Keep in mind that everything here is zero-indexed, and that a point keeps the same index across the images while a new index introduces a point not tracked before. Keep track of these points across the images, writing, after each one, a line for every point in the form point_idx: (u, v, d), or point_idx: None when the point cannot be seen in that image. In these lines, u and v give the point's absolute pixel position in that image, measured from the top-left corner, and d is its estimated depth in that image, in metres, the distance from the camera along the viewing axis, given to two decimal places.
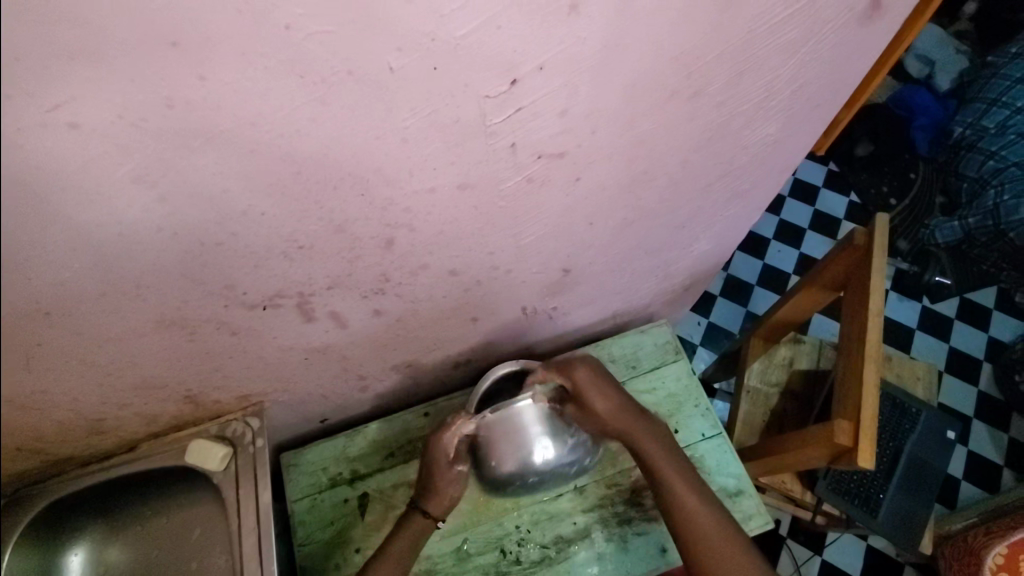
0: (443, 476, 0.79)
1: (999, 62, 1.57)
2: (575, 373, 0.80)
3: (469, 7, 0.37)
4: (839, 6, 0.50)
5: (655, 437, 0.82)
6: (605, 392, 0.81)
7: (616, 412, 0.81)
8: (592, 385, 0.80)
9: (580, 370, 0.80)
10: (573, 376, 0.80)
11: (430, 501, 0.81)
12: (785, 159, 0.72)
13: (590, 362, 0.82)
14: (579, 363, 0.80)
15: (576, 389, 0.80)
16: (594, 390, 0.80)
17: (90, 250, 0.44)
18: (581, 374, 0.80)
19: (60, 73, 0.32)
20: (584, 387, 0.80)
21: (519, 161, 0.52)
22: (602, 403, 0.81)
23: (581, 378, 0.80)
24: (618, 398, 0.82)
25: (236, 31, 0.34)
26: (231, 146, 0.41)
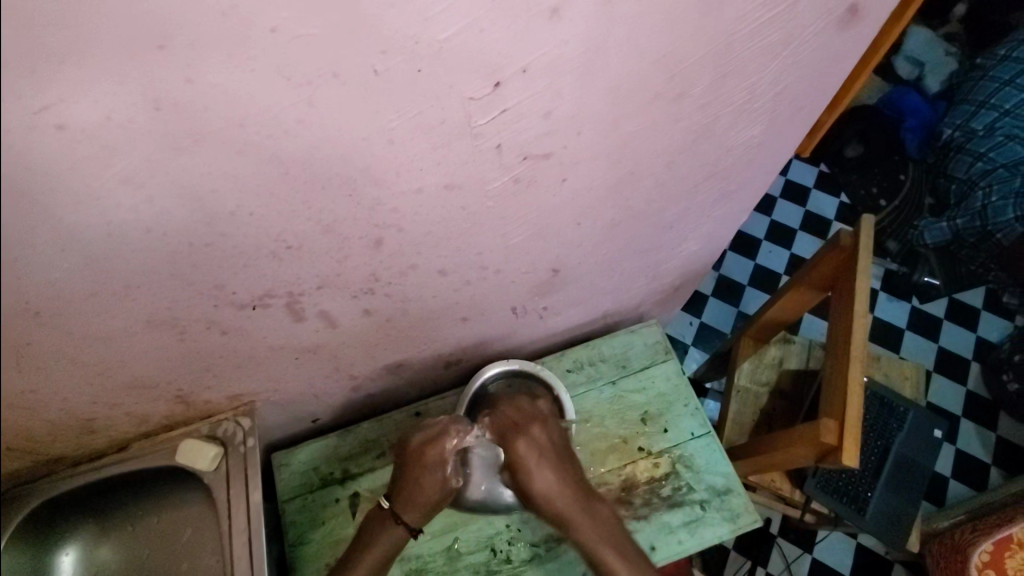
0: (428, 489, 0.76)
1: (988, 63, 1.59)
2: (513, 445, 0.78)
3: (453, 10, 0.38)
4: (818, 11, 0.51)
5: (601, 520, 0.75)
6: (546, 469, 0.76)
7: (557, 492, 0.75)
8: (532, 459, 0.77)
9: (519, 442, 0.77)
10: (509, 447, 0.78)
11: (409, 509, 0.76)
12: (770, 160, 0.73)
13: (538, 432, 0.79)
14: (520, 435, 0.78)
15: (512, 461, 0.77)
16: (532, 465, 0.76)
17: (79, 250, 0.44)
18: (519, 445, 0.77)
19: (47, 75, 0.33)
20: (521, 461, 0.76)
21: (505, 161, 0.53)
22: (539, 480, 0.76)
23: (519, 450, 0.77)
24: (560, 476, 0.76)
25: (222, 34, 0.34)
26: (218, 148, 0.41)
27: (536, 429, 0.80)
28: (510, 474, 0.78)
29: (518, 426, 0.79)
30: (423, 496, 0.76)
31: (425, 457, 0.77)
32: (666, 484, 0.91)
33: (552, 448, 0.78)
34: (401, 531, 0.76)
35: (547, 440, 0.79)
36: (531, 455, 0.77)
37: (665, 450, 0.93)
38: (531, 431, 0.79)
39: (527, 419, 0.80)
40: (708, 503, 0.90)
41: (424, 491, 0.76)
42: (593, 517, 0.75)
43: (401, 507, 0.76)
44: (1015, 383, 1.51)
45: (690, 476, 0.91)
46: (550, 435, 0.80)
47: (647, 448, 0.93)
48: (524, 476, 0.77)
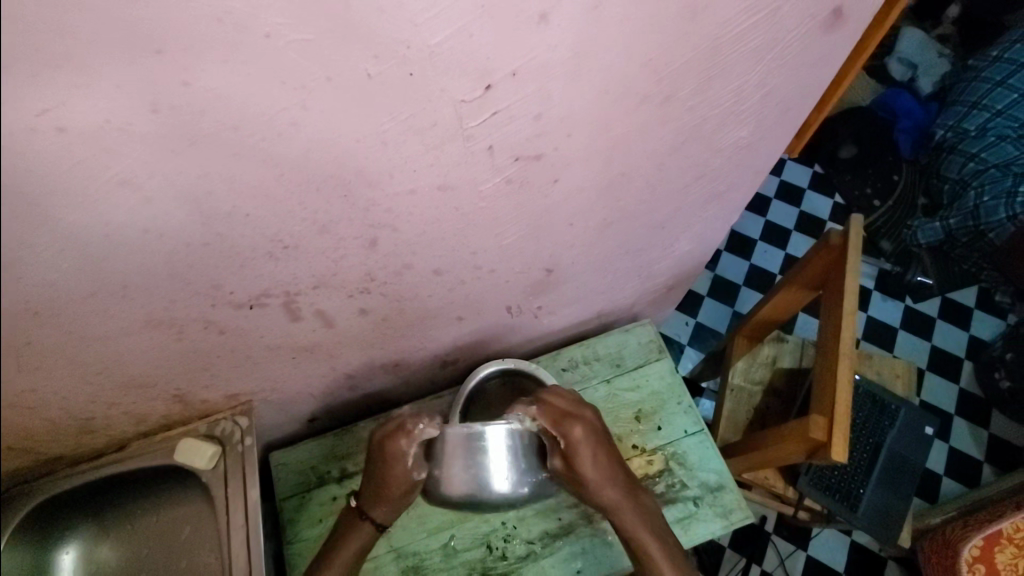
0: (394, 487, 0.75)
1: (980, 65, 1.61)
2: (571, 432, 0.73)
3: (442, 15, 0.39)
4: (801, 15, 0.52)
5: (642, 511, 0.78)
6: (598, 457, 0.75)
7: (606, 481, 0.76)
8: (587, 449, 0.74)
9: (576, 429, 0.73)
10: (565, 433, 0.73)
11: (375, 506, 0.77)
12: (759, 160, 0.74)
13: (589, 418, 0.76)
14: (577, 421, 0.74)
15: (568, 448, 0.74)
16: (587, 454, 0.74)
17: (78, 251, 0.45)
18: (577, 434, 0.73)
19: (47, 81, 0.34)
20: (578, 449, 0.74)
21: (497, 163, 0.54)
22: (593, 469, 0.75)
23: (576, 438, 0.73)
24: (610, 465, 0.77)
25: (218, 39, 0.35)
26: (215, 150, 0.42)
27: (587, 415, 0.76)
28: (560, 460, 0.75)
29: (571, 413, 0.74)
30: (389, 494, 0.75)
31: (387, 453, 0.73)
32: (659, 481, 0.92)
33: (604, 435, 0.76)
34: (368, 526, 0.78)
35: (599, 427, 0.76)
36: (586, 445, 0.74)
37: (659, 448, 0.94)
38: (584, 417, 0.75)
39: (576, 405, 0.76)
40: (701, 499, 0.91)
41: (389, 489, 0.75)
42: (637, 505, 0.78)
43: (368, 504, 0.77)
44: (1007, 381, 1.52)
45: (683, 473, 0.92)
46: (600, 421, 0.77)
47: (641, 446, 0.94)
48: (574, 466, 0.75)
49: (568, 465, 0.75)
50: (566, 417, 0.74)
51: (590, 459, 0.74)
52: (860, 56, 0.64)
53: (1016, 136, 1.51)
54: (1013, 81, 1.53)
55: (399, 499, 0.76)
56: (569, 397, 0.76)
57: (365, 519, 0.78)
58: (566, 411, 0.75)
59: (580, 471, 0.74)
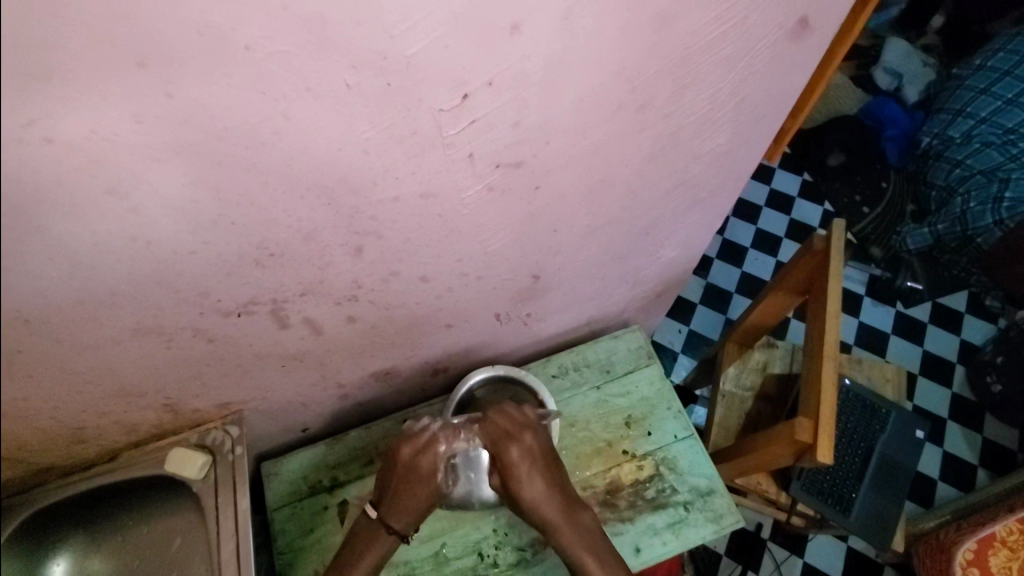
0: (422, 495, 0.77)
1: (964, 73, 1.65)
2: (507, 452, 0.77)
3: (417, 29, 0.41)
4: (769, 25, 0.54)
5: (586, 532, 0.76)
6: (535, 478, 0.77)
7: (543, 500, 0.76)
8: (523, 468, 0.77)
9: (512, 449, 0.77)
10: (503, 453, 0.77)
11: (399, 515, 0.77)
12: (738, 167, 0.76)
13: (529, 440, 0.79)
14: (512, 442, 0.77)
15: (503, 466, 0.77)
16: (522, 472, 0.77)
17: (66, 260, 0.46)
18: (512, 454, 0.77)
19: (33, 92, 0.35)
20: (512, 469, 0.77)
21: (478, 170, 0.56)
22: (528, 488, 0.76)
23: (511, 458, 0.77)
24: (548, 485, 0.77)
25: (199, 52, 0.37)
26: (198, 158, 0.43)
27: (527, 436, 0.79)
28: (500, 480, 0.78)
29: (510, 434, 0.78)
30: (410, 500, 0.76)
31: (416, 462, 0.77)
32: (650, 486, 0.92)
33: (543, 455, 0.78)
34: (392, 537, 0.77)
35: (539, 448, 0.79)
36: (523, 465, 0.77)
37: (649, 453, 0.94)
38: (523, 438, 0.79)
39: (521, 425, 0.79)
40: (691, 504, 0.91)
41: (411, 499, 0.77)
42: (575, 525, 0.76)
43: (393, 516, 0.77)
44: (999, 384, 1.53)
45: (674, 478, 0.93)
46: (540, 441, 0.79)
47: (631, 451, 0.94)
48: (513, 485, 0.76)
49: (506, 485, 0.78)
50: (506, 436, 0.78)
51: (527, 478, 0.76)
52: (831, 61, 0.65)
53: (1001, 142, 1.55)
54: (996, 88, 1.57)
55: (422, 509, 0.78)
56: (515, 418, 0.80)
57: (390, 532, 0.77)
58: (507, 432, 0.78)
59: (517, 492, 0.76)
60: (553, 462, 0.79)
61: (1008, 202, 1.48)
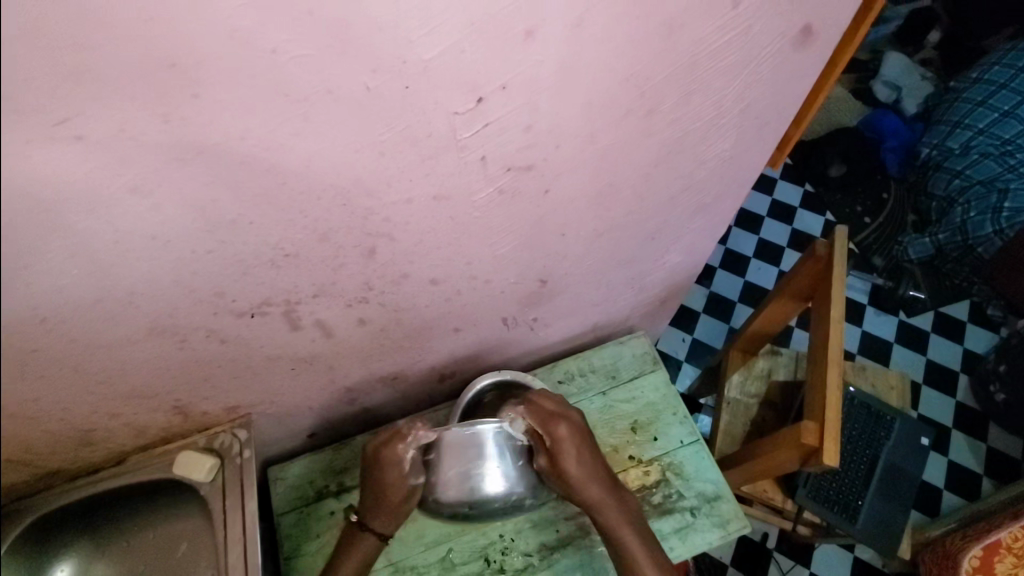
0: (391, 495, 0.75)
1: (962, 86, 1.68)
2: (557, 429, 0.77)
3: (435, 33, 0.42)
4: (772, 33, 0.56)
5: (627, 511, 0.79)
6: (583, 457, 0.78)
7: (591, 478, 0.78)
8: (572, 446, 0.77)
9: (563, 426, 0.77)
10: (551, 432, 0.76)
11: (376, 517, 0.77)
12: (742, 172, 0.77)
13: (575, 420, 0.79)
14: (563, 419, 0.77)
15: (553, 445, 0.76)
16: (571, 451, 0.77)
17: (87, 257, 0.47)
18: (563, 431, 0.77)
19: (67, 92, 0.37)
20: (563, 446, 0.76)
21: (489, 172, 0.57)
22: (577, 466, 0.77)
23: (562, 435, 0.77)
24: (595, 463, 0.79)
25: (225, 54, 0.38)
26: (220, 158, 0.45)
27: (572, 415, 0.79)
28: (545, 459, 0.77)
29: (557, 413, 0.78)
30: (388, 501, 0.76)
31: (381, 459, 0.75)
32: (656, 492, 0.92)
33: (587, 434, 0.79)
34: (370, 538, 0.78)
35: (584, 427, 0.80)
36: (571, 445, 0.77)
37: (655, 458, 0.94)
38: (569, 416, 0.79)
39: (561, 407, 0.79)
40: (698, 509, 0.91)
41: (387, 497, 0.76)
42: (620, 502, 0.79)
43: (371, 518, 0.77)
44: (1002, 394, 1.53)
45: (680, 484, 0.93)
46: (583, 421, 0.80)
47: (637, 456, 0.94)
48: (562, 465, 0.76)
49: (553, 464, 0.77)
50: (551, 416, 0.78)
51: (575, 456, 0.77)
52: (830, 73, 0.66)
53: (998, 153, 1.57)
54: (994, 100, 1.59)
55: (396, 507, 0.77)
56: (556, 400, 0.80)
57: (371, 533, 0.78)
58: (552, 411, 0.78)
59: (564, 469, 0.76)
60: (593, 443, 0.80)
61: (1007, 211, 1.51)
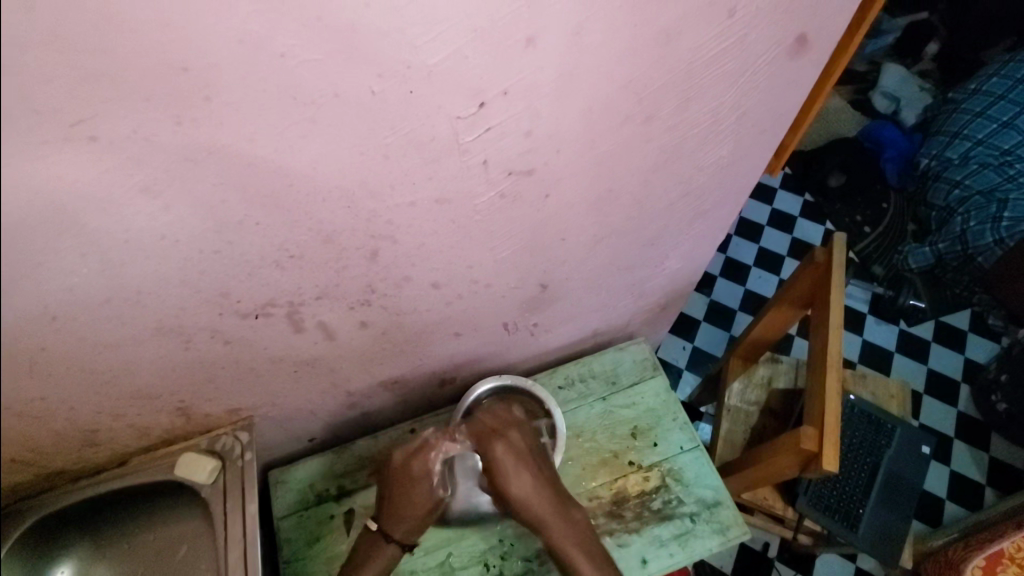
0: (417, 506, 0.76)
1: (959, 98, 1.70)
2: (492, 448, 0.77)
3: (438, 39, 0.43)
4: (769, 42, 0.57)
5: (576, 532, 0.76)
6: (524, 474, 0.77)
7: (533, 496, 0.76)
8: (510, 464, 0.77)
9: (496, 445, 0.77)
10: (486, 451, 0.77)
11: (397, 526, 0.77)
12: (740, 179, 0.79)
13: (513, 437, 0.79)
14: (496, 438, 0.77)
15: (488, 465, 0.77)
16: (509, 469, 0.76)
17: (97, 256, 0.48)
18: (496, 449, 0.77)
19: (83, 93, 0.38)
20: (496, 465, 0.76)
21: (491, 176, 0.58)
22: (516, 485, 0.76)
23: (496, 454, 0.77)
24: (536, 480, 0.77)
25: (237, 58, 0.39)
26: (229, 160, 0.46)
27: (512, 433, 0.80)
28: (488, 478, 0.78)
29: (495, 430, 0.79)
30: (413, 511, 0.77)
31: (410, 470, 0.77)
32: (656, 497, 0.92)
33: (528, 452, 0.78)
34: (392, 547, 0.77)
35: (524, 445, 0.79)
36: (508, 463, 0.77)
37: (655, 464, 0.94)
38: (506, 434, 0.79)
39: (502, 424, 0.80)
40: (698, 515, 0.91)
41: (412, 507, 0.76)
42: (565, 518, 0.76)
43: (396, 530, 0.77)
44: (1004, 403, 1.53)
45: (680, 489, 0.93)
46: (525, 439, 0.80)
47: (638, 462, 0.94)
48: (500, 483, 0.76)
49: (494, 484, 0.77)
50: (493, 433, 0.79)
51: (512, 474, 0.76)
52: (825, 84, 0.68)
53: (998, 163, 1.57)
54: (992, 112, 1.61)
55: (421, 518, 0.77)
56: (501, 418, 0.82)
57: (393, 545, 0.77)
58: (490, 429, 0.79)
59: (505, 487, 0.76)
60: (538, 462, 0.79)
61: (1006, 221, 1.49)
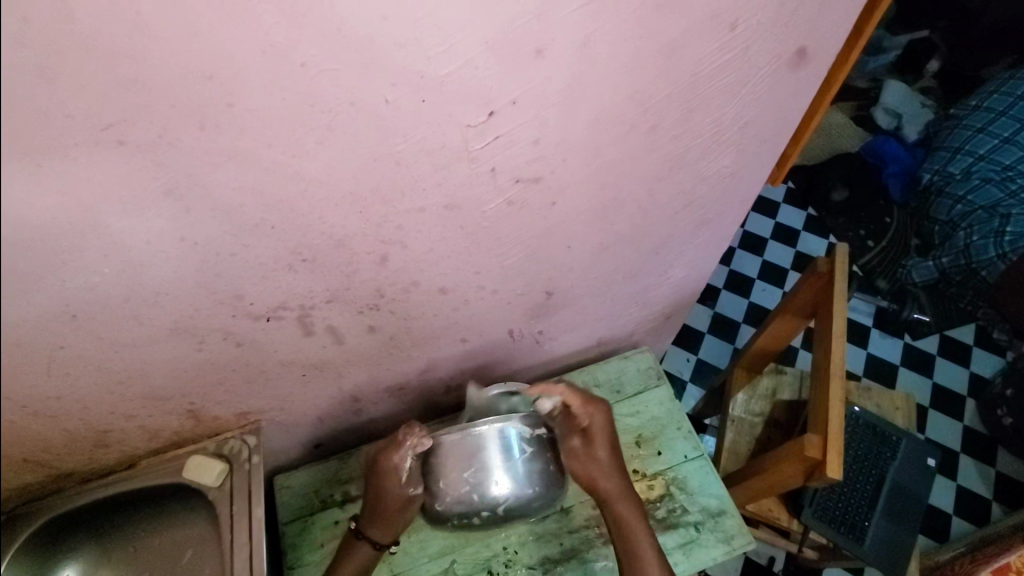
0: (388, 503, 0.78)
1: (961, 113, 1.72)
2: (596, 413, 0.84)
3: (451, 51, 0.45)
4: (769, 55, 0.59)
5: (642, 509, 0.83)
6: (614, 443, 0.85)
7: (617, 465, 0.84)
8: (607, 432, 0.85)
9: (602, 410, 0.85)
10: (587, 415, 0.84)
11: (371, 524, 0.80)
12: (743, 189, 0.80)
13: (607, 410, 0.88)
14: (603, 405, 0.86)
15: (591, 427, 0.83)
16: (606, 434, 0.84)
17: (118, 257, 0.50)
18: (602, 415, 0.85)
19: (114, 98, 0.40)
20: (600, 429, 0.84)
21: (499, 184, 0.60)
22: (608, 451, 0.83)
23: (600, 420, 0.84)
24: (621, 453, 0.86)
25: (261, 66, 0.41)
26: (249, 165, 0.48)
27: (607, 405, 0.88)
28: (581, 439, 0.83)
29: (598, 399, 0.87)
30: (383, 510, 0.79)
31: (377, 467, 0.78)
32: (660, 506, 0.92)
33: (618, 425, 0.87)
34: (366, 546, 0.80)
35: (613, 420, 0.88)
36: (605, 431, 0.84)
37: (659, 472, 0.94)
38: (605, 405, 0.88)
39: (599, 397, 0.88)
40: (702, 524, 0.91)
41: (382, 506, 0.78)
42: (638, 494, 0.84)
43: (373, 530, 0.80)
44: (1009, 417, 1.52)
45: (684, 498, 0.93)
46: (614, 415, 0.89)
47: (642, 470, 0.95)
48: (595, 446, 0.83)
49: (584, 446, 0.83)
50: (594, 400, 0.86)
51: (606, 442, 0.84)
52: (823, 99, 0.69)
53: (1000, 178, 1.57)
54: (993, 127, 1.62)
55: (393, 517, 0.79)
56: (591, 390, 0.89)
57: (375, 545, 0.80)
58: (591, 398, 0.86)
59: (597, 450, 0.83)
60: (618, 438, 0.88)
61: (1009, 234, 1.46)
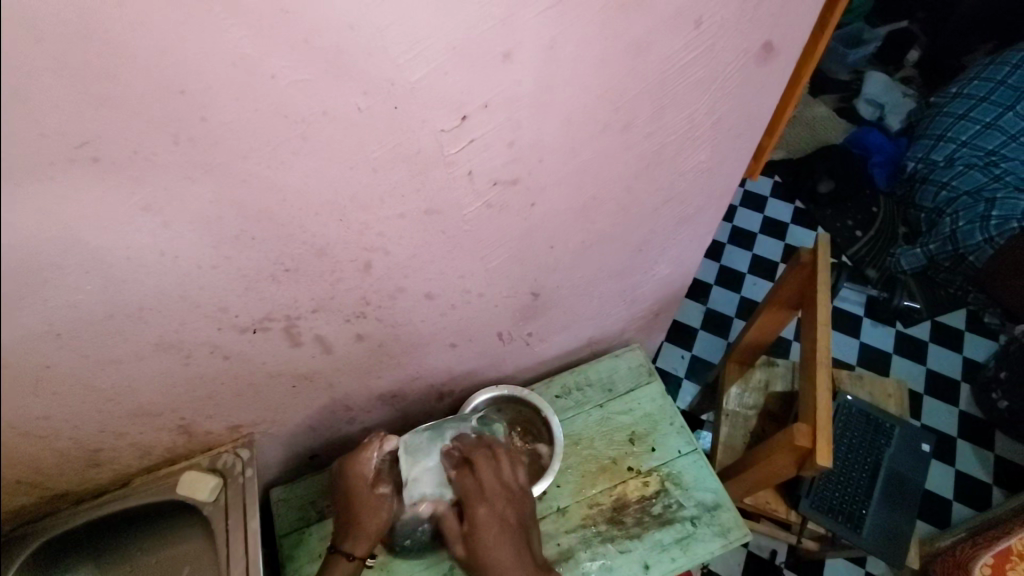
0: (364, 510, 0.78)
1: (942, 101, 1.75)
2: (475, 512, 0.75)
3: (419, 58, 0.46)
4: (736, 52, 0.60)
5: None
6: (504, 545, 0.73)
7: (507, 572, 0.71)
8: (490, 530, 0.74)
9: (479, 509, 0.75)
10: (470, 514, 0.75)
11: (348, 537, 0.77)
12: (722, 183, 0.81)
13: (498, 505, 0.76)
14: (482, 501, 0.75)
15: (468, 532, 0.75)
16: (488, 537, 0.73)
17: (99, 273, 0.51)
18: (479, 512, 0.75)
19: (88, 116, 0.40)
20: (478, 532, 0.74)
21: (477, 188, 0.60)
22: (493, 554, 0.73)
23: (479, 518, 0.75)
24: (517, 559, 0.73)
25: (230, 80, 0.42)
26: (226, 177, 0.48)
27: (498, 500, 0.77)
28: (465, 544, 0.75)
29: (483, 491, 0.76)
30: (359, 519, 0.77)
31: (349, 469, 0.80)
32: (656, 502, 0.92)
33: (513, 522, 0.76)
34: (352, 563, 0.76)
35: (506, 516, 0.76)
36: (485, 531, 0.74)
37: (654, 468, 0.95)
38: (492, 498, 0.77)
39: (493, 488, 0.77)
40: (698, 518, 0.91)
41: (360, 515, 0.77)
42: None
43: (347, 540, 0.77)
44: (1005, 401, 1.52)
45: (679, 493, 0.93)
46: (511, 508, 0.77)
47: (636, 468, 0.95)
48: (479, 552, 0.73)
49: (470, 553, 0.75)
50: (478, 493, 0.77)
51: (489, 548, 0.73)
52: (794, 93, 0.71)
53: (983, 163, 1.61)
54: (974, 113, 1.65)
55: (370, 525, 0.77)
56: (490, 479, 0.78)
57: (351, 558, 0.76)
58: (479, 487, 0.77)
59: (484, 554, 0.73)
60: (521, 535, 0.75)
61: (995, 220, 1.51)
